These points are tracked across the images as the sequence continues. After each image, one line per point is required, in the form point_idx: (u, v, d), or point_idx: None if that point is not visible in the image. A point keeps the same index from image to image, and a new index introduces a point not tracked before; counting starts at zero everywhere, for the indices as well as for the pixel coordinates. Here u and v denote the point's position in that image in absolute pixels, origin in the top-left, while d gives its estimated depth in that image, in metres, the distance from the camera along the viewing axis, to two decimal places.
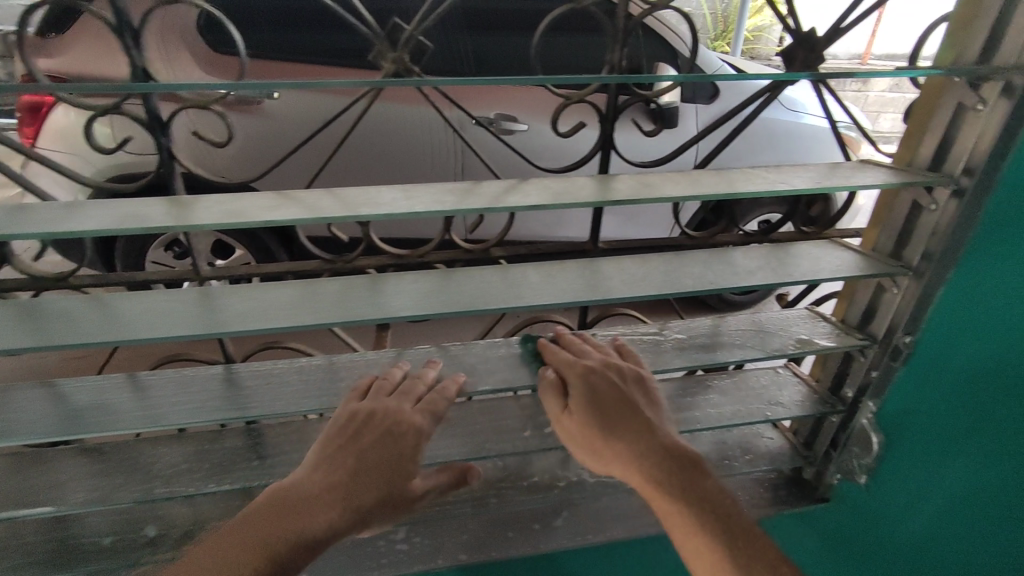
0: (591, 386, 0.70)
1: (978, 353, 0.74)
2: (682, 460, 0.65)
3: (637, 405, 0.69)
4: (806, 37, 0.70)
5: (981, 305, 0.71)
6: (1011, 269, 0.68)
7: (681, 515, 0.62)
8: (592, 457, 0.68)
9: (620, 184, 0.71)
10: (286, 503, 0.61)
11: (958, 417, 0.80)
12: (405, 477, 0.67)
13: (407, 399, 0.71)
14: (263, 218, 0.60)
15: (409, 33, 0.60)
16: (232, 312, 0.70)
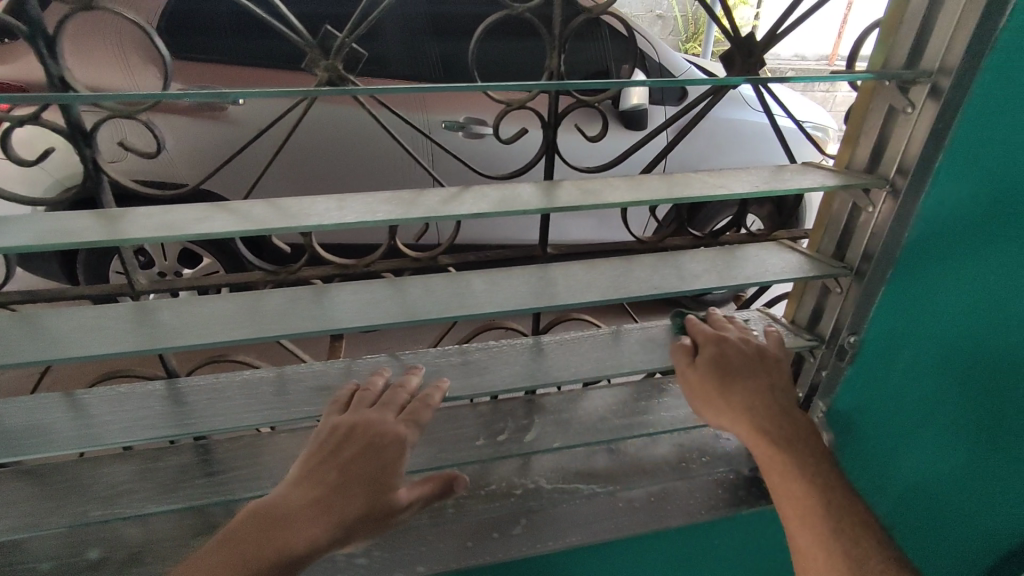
0: (720, 348, 0.72)
1: (933, 339, 0.74)
2: (798, 418, 0.67)
3: (763, 371, 0.71)
4: (744, 41, 0.71)
5: (933, 293, 0.71)
6: (961, 254, 0.67)
7: (789, 467, 0.64)
8: (710, 410, 0.70)
9: (566, 189, 0.71)
10: (260, 524, 0.58)
11: (922, 402, 0.79)
12: (389, 489, 0.63)
13: (389, 410, 0.68)
14: (195, 230, 0.58)
15: (341, 40, 0.60)
16: (175, 326, 0.68)
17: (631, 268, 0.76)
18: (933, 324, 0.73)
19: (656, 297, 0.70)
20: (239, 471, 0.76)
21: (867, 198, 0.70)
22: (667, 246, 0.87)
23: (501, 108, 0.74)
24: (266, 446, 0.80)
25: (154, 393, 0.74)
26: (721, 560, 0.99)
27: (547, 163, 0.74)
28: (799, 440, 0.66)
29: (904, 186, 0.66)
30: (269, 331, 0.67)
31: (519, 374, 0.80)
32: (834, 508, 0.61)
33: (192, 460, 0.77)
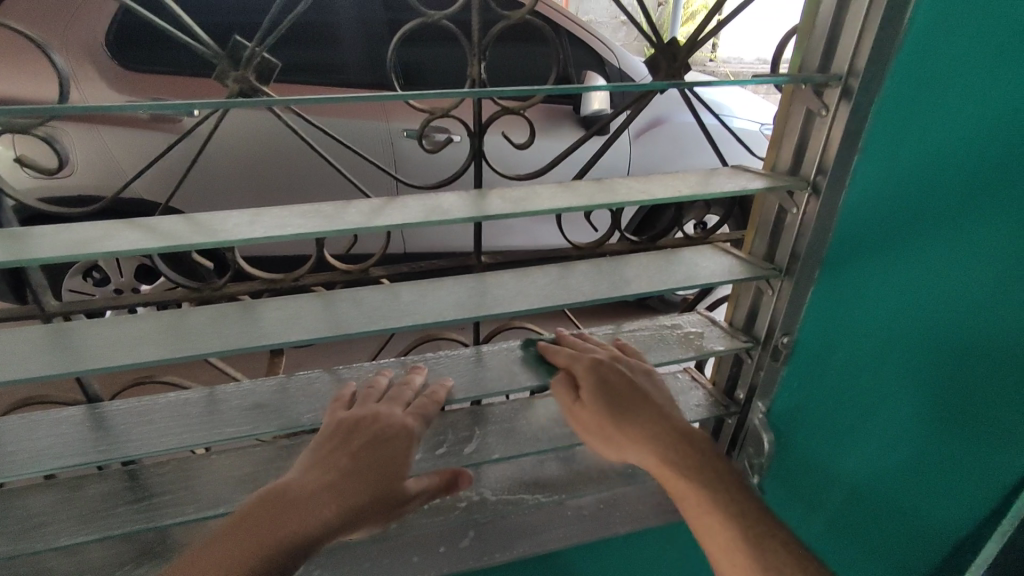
0: (602, 375, 0.73)
1: (868, 313, 0.74)
2: (693, 443, 0.70)
3: (640, 390, 0.74)
4: (668, 45, 0.73)
5: (868, 267, 0.71)
6: (892, 217, 0.66)
7: (690, 484, 0.67)
8: (606, 446, 0.72)
9: (502, 195, 0.69)
10: (272, 506, 0.58)
11: (867, 380, 0.77)
12: (397, 480, 0.64)
13: (397, 405, 0.69)
14: (105, 248, 0.55)
15: (251, 51, 0.59)
16: (95, 347, 0.62)
17: (568, 274, 0.75)
18: (870, 321, 0.74)
19: (592, 302, 0.69)
20: (171, 494, 0.73)
21: (791, 199, 0.72)
22: (606, 251, 0.89)
23: (426, 116, 0.80)
24: (200, 468, 0.77)
25: (76, 419, 0.71)
26: (674, 561, 1.00)
27: (476, 170, 0.74)
28: (693, 455, 0.69)
29: (824, 185, 0.68)
30: (196, 351, 0.62)
31: (467, 386, 0.76)
32: (735, 516, 0.64)
33: (117, 486, 0.74)
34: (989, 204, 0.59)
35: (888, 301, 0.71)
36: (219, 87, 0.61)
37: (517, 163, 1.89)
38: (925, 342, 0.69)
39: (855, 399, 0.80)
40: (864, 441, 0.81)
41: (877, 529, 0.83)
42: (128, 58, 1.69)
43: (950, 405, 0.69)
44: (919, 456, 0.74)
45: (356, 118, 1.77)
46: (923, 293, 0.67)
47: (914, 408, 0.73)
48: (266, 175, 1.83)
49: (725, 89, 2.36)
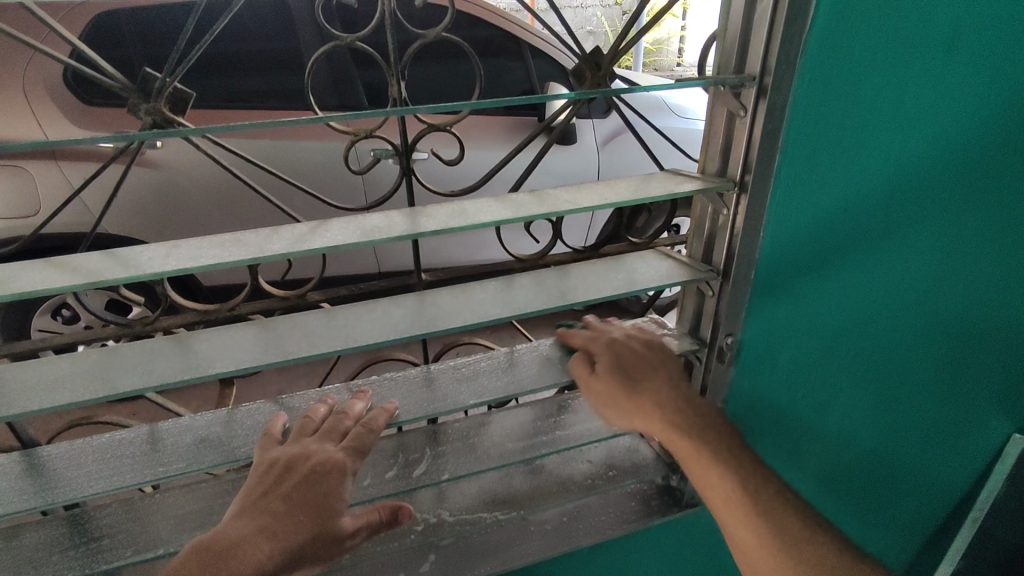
0: (620, 353, 0.73)
1: (821, 294, 0.78)
2: (705, 417, 0.69)
3: (659, 365, 0.73)
4: (590, 55, 0.77)
5: (803, 253, 0.75)
6: (830, 199, 0.70)
7: (703, 459, 0.67)
8: (619, 414, 0.71)
9: (434, 211, 0.68)
10: (207, 557, 0.59)
11: (829, 354, 0.82)
12: (334, 515, 0.65)
13: (331, 440, 0.68)
14: (18, 289, 0.54)
15: (162, 81, 0.64)
16: (20, 391, 0.61)
17: (509, 287, 0.75)
18: (834, 310, 0.79)
19: (537, 313, 0.69)
20: (113, 537, 0.71)
21: (722, 201, 0.76)
22: (549, 262, 0.90)
23: (352, 138, 0.85)
24: (145, 507, 0.75)
25: (7, 467, 0.68)
26: (642, 568, 0.99)
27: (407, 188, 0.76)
28: (709, 432, 0.69)
29: (752, 183, 0.72)
30: (129, 387, 0.61)
31: (414, 407, 0.74)
32: (749, 490, 0.65)
33: (57, 532, 0.71)
34: (944, 180, 0.63)
35: (851, 291, 0.76)
36: (133, 118, 0.66)
37: (472, 172, 1.88)
38: (884, 307, 0.74)
39: (820, 374, 0.85)
40: (835, 407, 0.87)
41: (883, 482, 0.88)
42: (90, 93, 1.74)
43: (921, 352, 0.75)
44: (889, 403, 0.81)
45: (318, 140, 1.80)
46: (874, 267, 0.72)
47: (873, 365, 0.80)
48: (225, 201, 1.82)
49: (691, 91, 2.38)
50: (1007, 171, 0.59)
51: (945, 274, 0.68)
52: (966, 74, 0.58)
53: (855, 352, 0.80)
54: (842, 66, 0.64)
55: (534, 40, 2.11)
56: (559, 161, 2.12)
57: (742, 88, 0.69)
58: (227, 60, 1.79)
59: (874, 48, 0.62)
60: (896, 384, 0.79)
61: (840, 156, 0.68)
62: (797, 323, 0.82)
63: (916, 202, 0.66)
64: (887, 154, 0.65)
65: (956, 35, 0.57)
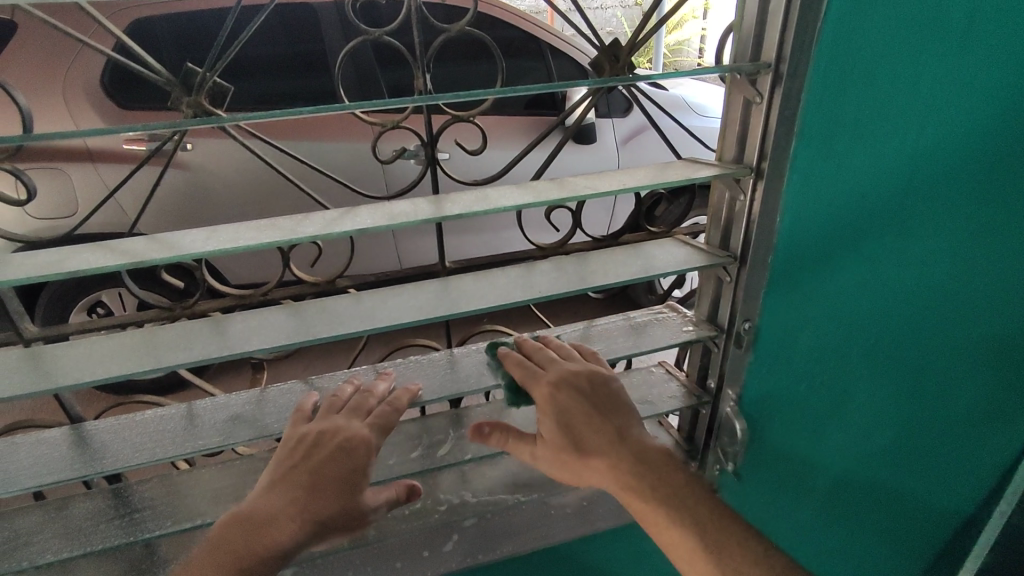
0: (560, 406, 0.72)
1: (837, 286, 0.79)
2: (652, 463, 0.68)
3: (600, 416, 0.72)
4: (609, 48, 0.79)
5: (816, 244, 0.76)
6: (839, 190, 0.72)
7: (658, 514, 0.65)
8: (574, 478, 0.71)
9: (458, 198, 0.70)
10: (244, 527, 0.62)
11: (847, 347, 0.85)
12: (358, 490, 0.68)
13: (357, 416, 0.71)
14: (72, 270, 0.57)
15: (202, 76, 0.67)
16: (71, 365, 0.65)
17: (529, 273, 0.77)
18: (857, 297, 0.80)
19: (556, 295, 0.71)
20: (152, 509, 0.75)
21: (738, 185, 0.75)
22: (569, 251, 0.91)
23: (378, 129, 0.86)
24: (183, 483, 0.78)
25: (57, 440, 0.72)
26: (661, 555, 1.01)
27: (432, 178, 0.78)
28: (661, 483, 0.67)
29: (768, 170, 0.71)
30: (170, 363, 0.64)
31: (437, 388, 0.77)
32: None
33: (102, 504, 0.75)
34: (957, 171, 0.68)
35: (874, 289, 0.79)
36: (175, 110, 0.70)
37: (490, 167, 1.91)
38: (899, 296, 0.79)
39: (834, 366, 0.87)
40: (852, 398, 0.89)
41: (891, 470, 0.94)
42: (130, 98, 1.80)
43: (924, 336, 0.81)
44: (906, 390, 0.86)
45: (343, 140, 1.84)
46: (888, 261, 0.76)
47: (885, 354, 0.84)
48: (254, 198, 1.87)
49: (711, 90, 2.39)
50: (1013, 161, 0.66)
51: (955, 260, 0.74)
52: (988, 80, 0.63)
53: (871, 344, 0.84)
54: (859, 57, 0.65)
55: (555, 40, 2.13)
56: (578, 159, 2.14)
57: (758, 76, 0.68)
58: (258, 63, 1.84)
59: (905, 39, 0.63)
60: (907, 371, 0.84)
61: (856, 151, 0.70)
62: (815, 308, 0.82)
63: (929, 205, 0.71)
64: (899, 148, 0.69)
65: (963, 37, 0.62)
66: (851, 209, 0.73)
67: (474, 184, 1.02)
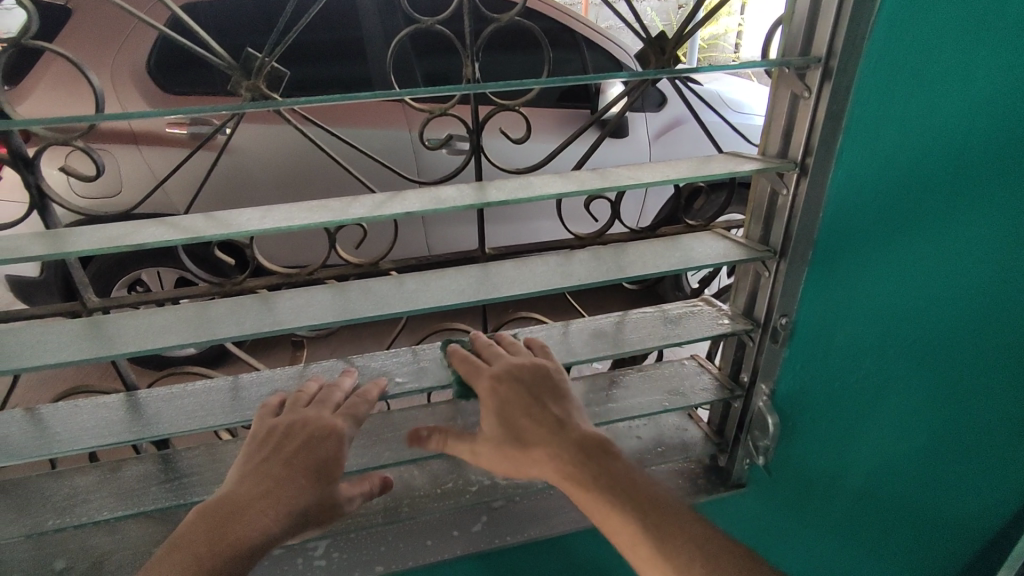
0: (501, 398, 0.71)
1: (852, 277, 0.78)
2: (592, 451, 0.67)
3: (540, 405, 0.71)
4: (656, 40, 0.79)
5: (851, 232, 0.74)
6: (874, 179, 0.71)
7: (601, 505, 0.64)
8: (522, 467, 0.69)
9: (500, 184, 0.71)
10: (217, 519, 0.62)
11: (864, 342, 0.84)
12: (330, 481, 0.68)
13: (325, 408, 0.72)
14: (134, 243, 0.61)
15: (262, 61, 0.70)
16: (128, 335, 0.68)
17: (568, 261, 0.78)
18: (877, 287, 0.79)
19: (592, 284, 0.72)
20: (199, 475, 0.78)
21: (781, 181, 0.73)
22: (607, 241, 0.91)
23: (425, 115, 0.87)
24: (227, 452, 0.82)
25: (111, 406, 0.76)
26: None
27: (475, 165, 0.80)
28: (599, 470, 0.65)
29: (812, 165, 0.69)
30: (214, 337, 0.67)
31: (472, 372, 0.79)
32: None
33: (151, 468, 0.79)
34: (972, 162, 0.70)
35: (891, 281, 0.79)
36: (233, 94, 0.72)
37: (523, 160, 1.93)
38: (910, 289, 0.79)
39: (849, 362, 0.86)
40: (872, 393, 0.89)
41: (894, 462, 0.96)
42: (171, 81, 1.84)
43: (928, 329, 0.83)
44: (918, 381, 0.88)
45: (380, 128, 1.87)
46: (904, 253, 0.76)
47: (900, 347, 0.84)
48: (291, 181, 1.91)
49: (747, 87, 2.36)
50: (1007, 152, 0.70)
51: (958, 255, 0.77)
52: (994, 73, 0.65)
53: (885, 337, 0.83)
54: (936, 43, 0.63)
55: (591, 33, 2.13)
56: (611, 152, 2.14)
57: (807, 70, 0.67)
58: (297, 50, 1.87)
59: (941, 35, 0.63)
60: (913, 362, 0.86)
61: (901, 142, 0.69)
62: (842, 298, 0.80)
63: (942, 200, 0.73)
64: (920, 141, 0.69)
65: (986, 31, 0.63)
66: (885, 202, 0.72)
67: (516, 172, 1.03)
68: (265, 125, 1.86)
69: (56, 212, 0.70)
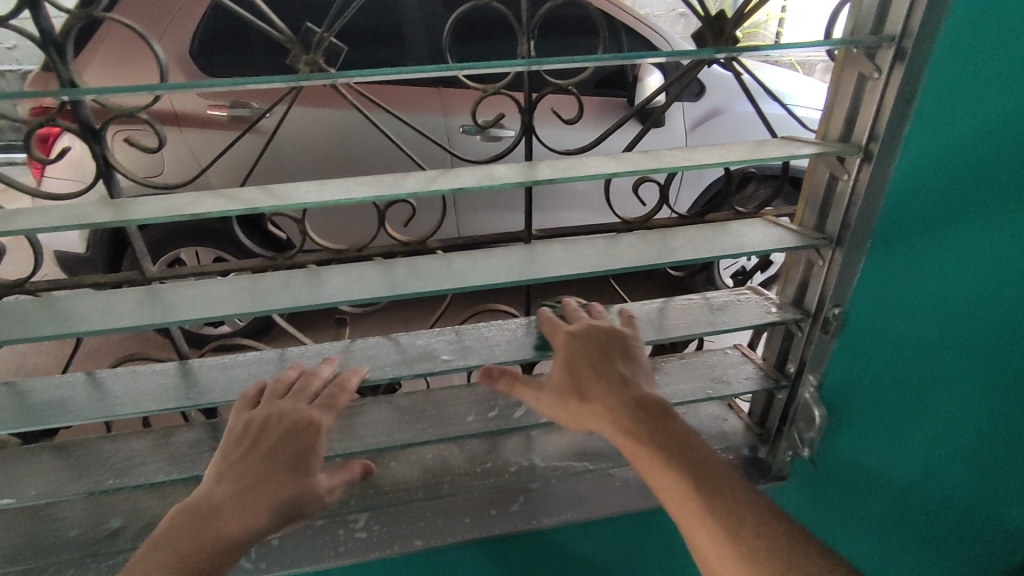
0: (570, 355, 0.73)
1: (895, 267, 0.76)
2: (650, 408, 0.67)
3: (609, 365, 0.71)
4: (714, 20, 0.78)
5: (902, 218, 0.72)
6: (926, 166, 0.68)
7: (652, 458, 0.63)
8: (579, 419, 0.70)
9: (551, 163, 0.71)
10: (196, 519, 0.60)
11: (907, 342, 0.80)
12: (309, 473, 0.67)
13: (301, 399, 0.71)
14: (194, 211, 0.62)
15: (321, 36, 0.71)
16: (186, 303, 0.70)
17: (615, 243, 0.77)
18: (920, 285, 0.76)
19: (639, 267, 0.72)
20: None
21: (841, 166, 0.73)
22: (653, 226, 0.90)
23: (477, 94, 0.86)
24: None
25: (165, 373, 0.78)
26: None
27: (526, 145, 0.80)
28: (658, 428, 0.65)
29: (876, 152, 0.69)
30: (266, 306, 0.68)
31: (516, 351, 0.80)
32: None
33: (202, 435, 0.82)
34: None
35: (933, 281, 0.75)
36: (291, 68, 0.73)
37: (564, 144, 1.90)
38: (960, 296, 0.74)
39: (886, 359, 0.83)
40: (912, 399, 0.85)
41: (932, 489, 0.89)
42: (215, 64, 1.79)
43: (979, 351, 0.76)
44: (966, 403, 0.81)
45: (418, 111, 1.87)
46: (955, 256, 0.72)
47: (944, 358, 0.79)
48: (329, 162, 1.92)
49: (787, 76, 2.31)
50: None
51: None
52: None
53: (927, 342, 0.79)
54: (1001, 44, 0.60)
55: (631, 18, 2.09)
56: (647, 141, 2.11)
57: (877, 50, 0.66)
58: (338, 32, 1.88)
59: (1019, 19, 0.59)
60: (960, 380, 0.80)
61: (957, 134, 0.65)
62: (884, 288, 0.78)
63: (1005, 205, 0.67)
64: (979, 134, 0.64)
65: None
66: (938, 193, 0.69)
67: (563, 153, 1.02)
68: (307, 107, 1.87)
69: (119, 182, 0.72)
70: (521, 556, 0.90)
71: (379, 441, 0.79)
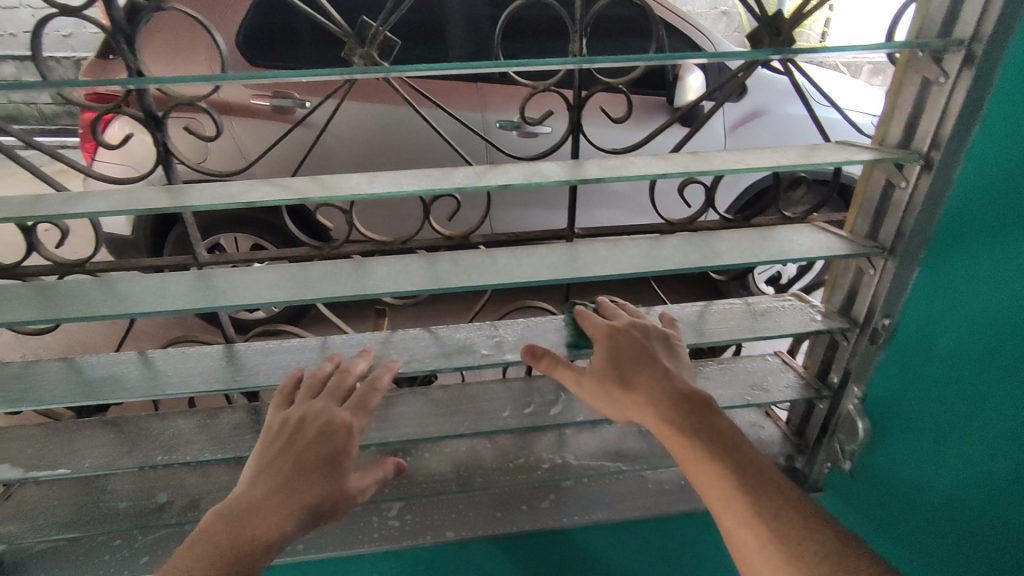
0: (615, 344, 0.72)
1: (951, 275, 0.72)
2: (696, 402, 0.66)
3: (656, 357, 0.71)
4: (771, 20, 0.76)
5: (963, 221, 0.69)
6: (989, 169, 0.64)
7: (696, 448, 0.63)
8: (617, 407, 0.69)
9: (598, 162, 0.70)
10: (232, 519, 0.61)
11: (959, 356, 0.74)
12: (341, 473, 0.67)
13: (333, 399, 0.71)
14: (246, 200, 0.63)
15: (376, 30, 0.72)
16: (236, 289, 0.72)
17: (659, 245, 0.77)
18: (978, 293, 0.69)
19: (681, 270, 0.71)
20: None
21: (900, 173, 0.72)
22: (697, 227, 0.89)
23: (525, 89, 0.86)
24: None
25: (212, 356, 0.81)
26: None
27: (573, 142, 0.79)
28: (703, 423, 0.64)
29: (938, 160, 0.67)
30: (312, 295, 0.70)
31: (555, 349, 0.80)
32: None
33: (246, 418, 0.84)
34: None
35: (990, 289, 0.68)
36: (346, 61, 0.75)
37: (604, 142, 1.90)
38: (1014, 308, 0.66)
39: (935, 372, 0.77)
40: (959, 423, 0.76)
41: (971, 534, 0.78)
42: (258, 54, 1.82)
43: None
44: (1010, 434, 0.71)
45: (457, 106, 1.88)
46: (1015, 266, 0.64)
47: (994, 378, 0.71)
48: (367, 154, 1.94)
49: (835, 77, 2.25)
50: None
51: None
52: None
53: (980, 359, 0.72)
54: None
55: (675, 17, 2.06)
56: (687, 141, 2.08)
57: (944, 54, 0.65)
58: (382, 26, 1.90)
59: None
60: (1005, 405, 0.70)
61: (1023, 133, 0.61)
62: (939, 295, 0.74)
63: None
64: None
65: None
66: (999, 196, 0.64)
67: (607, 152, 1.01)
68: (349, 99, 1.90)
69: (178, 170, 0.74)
70: (549, 554, 0.91)
71: (415, 433, 0.80)
